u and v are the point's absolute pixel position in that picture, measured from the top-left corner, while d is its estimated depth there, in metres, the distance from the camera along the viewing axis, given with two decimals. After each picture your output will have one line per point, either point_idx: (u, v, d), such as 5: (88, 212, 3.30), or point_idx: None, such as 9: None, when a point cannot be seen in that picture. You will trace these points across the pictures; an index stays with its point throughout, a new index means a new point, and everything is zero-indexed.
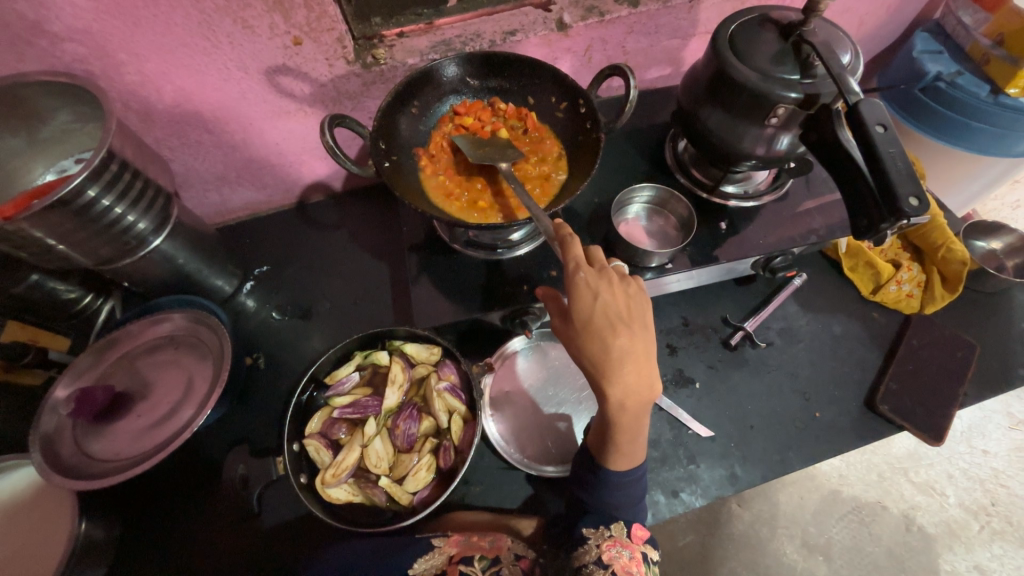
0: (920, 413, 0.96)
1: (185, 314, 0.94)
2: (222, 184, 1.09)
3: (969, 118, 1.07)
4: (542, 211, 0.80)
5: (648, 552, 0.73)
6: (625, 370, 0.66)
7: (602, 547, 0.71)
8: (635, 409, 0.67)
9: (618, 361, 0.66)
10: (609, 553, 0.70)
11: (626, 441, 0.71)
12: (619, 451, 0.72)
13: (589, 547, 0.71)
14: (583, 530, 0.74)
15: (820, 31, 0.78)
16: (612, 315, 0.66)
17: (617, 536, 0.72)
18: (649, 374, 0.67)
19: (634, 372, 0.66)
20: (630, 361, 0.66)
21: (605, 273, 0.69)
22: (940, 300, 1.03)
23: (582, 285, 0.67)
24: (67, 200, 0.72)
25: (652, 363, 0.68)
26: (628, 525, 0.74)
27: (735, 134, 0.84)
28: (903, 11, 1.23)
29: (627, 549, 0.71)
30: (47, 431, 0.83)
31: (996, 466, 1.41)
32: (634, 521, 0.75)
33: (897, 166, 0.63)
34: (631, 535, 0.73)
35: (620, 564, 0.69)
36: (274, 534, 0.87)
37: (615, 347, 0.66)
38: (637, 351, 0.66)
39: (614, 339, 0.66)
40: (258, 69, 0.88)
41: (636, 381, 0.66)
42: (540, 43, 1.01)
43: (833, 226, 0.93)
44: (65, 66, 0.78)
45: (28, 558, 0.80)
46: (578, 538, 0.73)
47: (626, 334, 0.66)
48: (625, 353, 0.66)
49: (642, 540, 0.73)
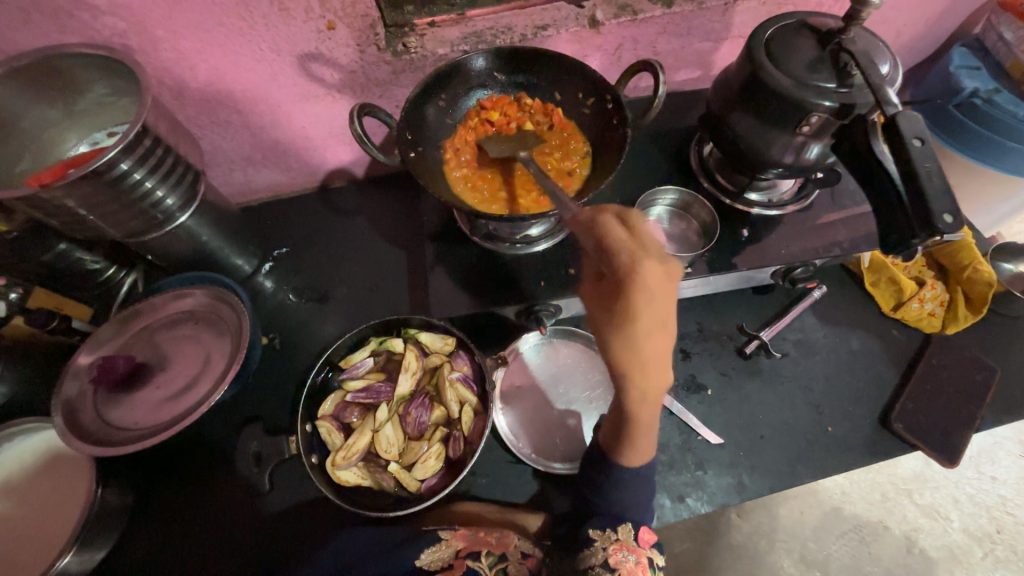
0: (935, 433, 0.95)
1: (206, 291, 0.95)
2: (248, 165, 1.10)
3: (1004, 138, 1.04)
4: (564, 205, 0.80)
5: (654, 557, 0.73)
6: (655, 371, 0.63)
7: (609, 551, 0.71)
8: (652, 407, 0.67)
9: (645, 366, 0.62)
10: (615, 557, 0.71)
11: (640, 437, 0.70)
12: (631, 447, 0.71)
13: (595, 551, 0.72)
14: (589, 531, 0.74)
15: (860, 40, 0.76)
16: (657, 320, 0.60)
17: (623, 540, 0.72)
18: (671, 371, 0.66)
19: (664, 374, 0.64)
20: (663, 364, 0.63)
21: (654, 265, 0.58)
22: (963, 320, 1.01)
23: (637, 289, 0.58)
24: (101, 171, 0.73)
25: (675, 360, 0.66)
26: (635, 528, 0.74)
27: (764, 140, 0.83)
28: (942, 23, 1.21)
29: (633, 553, 0.71)
30: (69, 397, 0.85)
31: (1004, 494, 1.38)
32: (641, 525, 0.75)
33: (933, 181, 0.61)
34: (638, 539, 0.73)
35: (625, 568, 0.70)
36: (284, 512, 0.89)
37: (647, 351, 0.61)
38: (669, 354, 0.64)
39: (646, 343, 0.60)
40: (291, 52, 0.89)
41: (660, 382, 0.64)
42: (571, 39, 1.00)
43: (857, 239, 0.92)
44: (105, 40, 0.80)
45: (41, 519, 0.83)
46: (583, 540, 0.74)
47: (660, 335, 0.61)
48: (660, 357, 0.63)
49: (648, 543, 0.74)
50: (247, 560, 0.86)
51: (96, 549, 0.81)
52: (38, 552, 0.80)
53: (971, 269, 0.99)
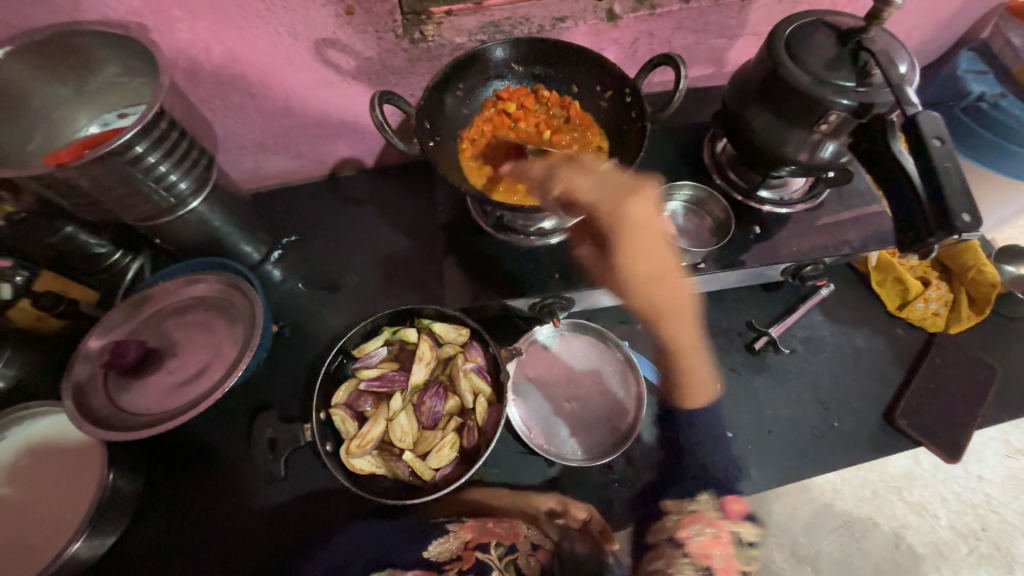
0: (938, 429, 0.98)
1: (219, 277, 0.95)
2: (258, 151, 1.09)
3: (1008, 141, 1.04)
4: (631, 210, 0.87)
5: (744, 530, 0.88)
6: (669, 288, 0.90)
7: (682, 521, 0.86)
8: (682, 314, 0.98)
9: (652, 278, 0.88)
10: (687, 531, 0.85)
11: (690, 367, 1.00)
12: (693, 390, 0.98)
13: (667, 521, 0.87)
14: (665, 502, 0.89)
15: (879, 38, 0.77)
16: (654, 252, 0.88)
17: (700, 512, 0.87)
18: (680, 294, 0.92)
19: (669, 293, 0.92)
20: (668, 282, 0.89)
21: (624, 201, 0.87)
22: (966, 320, 1.03)
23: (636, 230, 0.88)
24: (117, 152, 0.72)
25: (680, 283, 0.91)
26: (718, 499, 0.89)
27: (782, 138, 0.84)
28: (951, 27, 1.22)
29: (711, 528, 0.86)
30: (80, 379, 0.85)
31: (988, 493, 1.17)
32: (727, 497, 0.89)
33: (952, 181, 0.62)
34: (726, 512, 0.88)
35: (695, 539, 0.84)
36: (295, 501, 0.89)
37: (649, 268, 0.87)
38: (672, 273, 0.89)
39: (631, 253, 0.88)
40: (309, 37, 0.88)
41: (661, 285, 0.89)
42: (588, 32, 1.00)
43: (867, 238, 0.94)
44: (119, 18, 0.79)
45: (51, 505, 0.82)
46: (655, 501, 0.89)
47: (649, 243, 0.87)
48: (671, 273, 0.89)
49: (736, 514, 0.88)
50: (258, 546, 0.86)
51: (106, 535, 0.81)
52: (49, 536, 0.80)
53: (976, 269, 1.01)
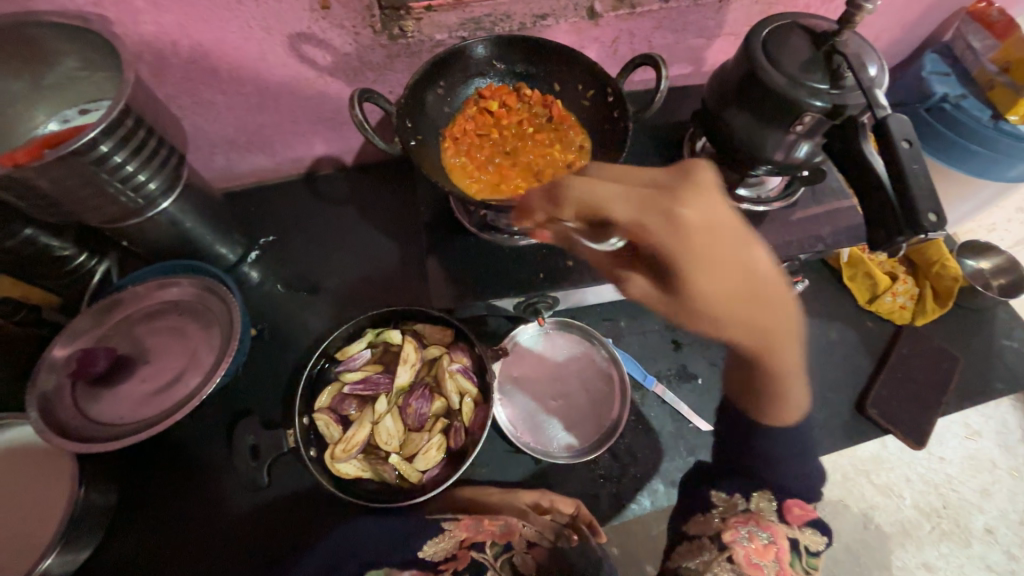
0: (904, 417, 1.03)
1: (193, 281, 0.91)
2: (231, 148, 1.05)
3: (969, 141, 1.08)
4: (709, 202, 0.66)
5: (802, 539, 0.80)
6: (771, 304, 0.65)
7: (729, 520, 0.81)
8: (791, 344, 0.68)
9: (737, 298, 0.65)
10: (734, 534, 0.78)
11: (789, 395, 0.79)
12: (777, 407, 0.81)
13: (713, 518, 0.82)
14: (714, 496, 0.85)
15: (852, 42, 0.79)
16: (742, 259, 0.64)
17: (751, 514, 0.81)
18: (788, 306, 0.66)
19: (778, 306, 0.65)
20: (768, 294, 0.65)
21: (665, 202, 0.66)
22: (931, 313, 1.08)
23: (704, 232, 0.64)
24: (80, 152, 0.69)
25: (779, 292, 0.65)
26: (773, 502, 0.84)
27: (759, 138, 0.85)
28: (916, 29, 1.26)
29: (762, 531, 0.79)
30: (45, 391, 0.81)
31: (950, 473, 1.21)
32: (789, 502, 0.84)
33: (919, 182, 0.65)
34: (781, 515, 0.82)
35: (741, 547, 0.76)
36: (278, 507, 0.87)
37: (727, 283, 0.64)
38: (766, 286, 0.65)
39: (702, 272, 0.64)
40: (283, 32, 0.85)
41: (744, 309, 0.65)
42: (569, 30, 1.00)
43: (839, 234, 0.97)
44: (78, 9, 0.75)
45: (16, 522, 0.78)
46: (702, 503, 0.85)
47: (723, 254, 0.64)
48: (767, 280, 0.65)
49: (796, 522, 0.82)
50: (242, 555, 0.84)
51: (80, 549, 0.78)
52: (16, 554, 0.76)
53: (939, 265, 1.06)
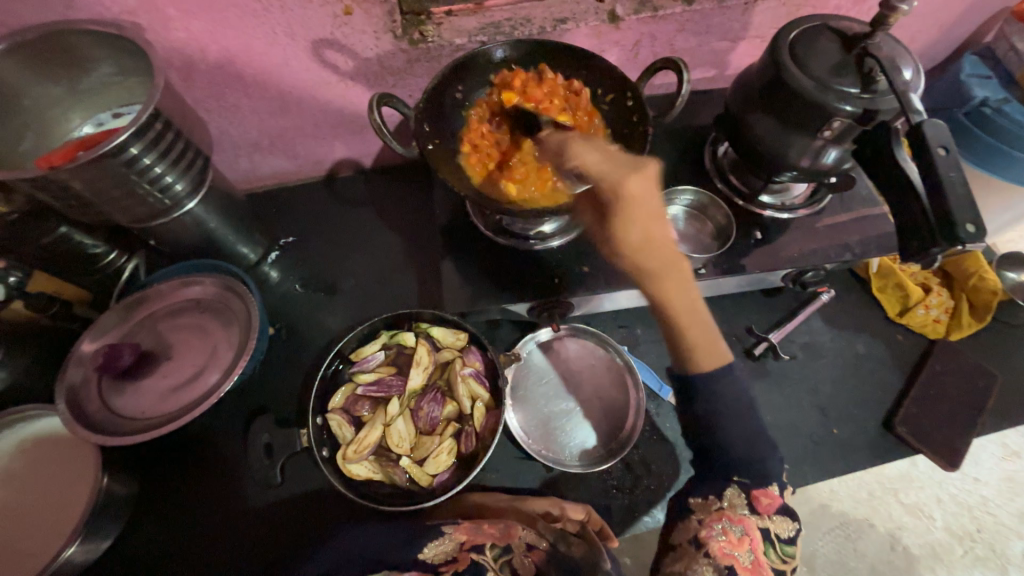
0: (936, 437, 0.98)
1: (215, 280, 0.94)
2: (255, 151, 1.08)
3: (1010, 147, 1.03)
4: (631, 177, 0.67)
5: (776, 529, 0.66)
6: (659, 269, 0.68)
7: (706, 522, 0.65)
8: (675, 293, 0.69)
9: (647, 256, 0.68)
10: (709, 530, 0.64)
11: (686, 332, 0.70)
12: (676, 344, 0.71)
13: (692, 520, 0.67)
14: (690, 500, 0.69)
15: (885, 45, 0.76)
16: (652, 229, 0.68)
17: (728, 509, 0.66)
18: (672, 262, 0.68)
19: (660, 264, 0.68)
20: (666, 264, 0.68)
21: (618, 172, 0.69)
22: (967, 327, 1.03)
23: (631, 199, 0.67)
24: (110, 154, 0.71)
25: (681, 266, 0.69)
26: (747, 492, 0.67)
27: (784, 144, 0.83)
28: (954, 30, 1.20)
29: (738, 525, 0.64)
30: (74, 383, 0.84)
31: (985, 495, 1.15)
32: (756, 489, 0.67)
33: (956, 189, 0.61)
34: (753, 508, 0.66)
35: (716, 543, 0.63)
36: (291, 504, 0.88)
37: (636, 236, 0.68)
38: (670, 264, 0.68)
39: (622, 225, 0.68)
40: (306, 37, 0.87)
41: (657, 265, 0.68)
42: (589, 33, 0.99)
43: (868, 243, 0.93)
44: (113, 17, 0.78)
45: (43, 510, 0.81)
46: (680, 510, 0.70)
47: (651, 222, 0.68)
48: (669, 254, 0.68)
49: (768, 512, 0.66)
50: (255, 550, 0.85)
51: (101, 539, 0.81)
52: (43, 541, 0.79)
53: (977, 276, 1.01)
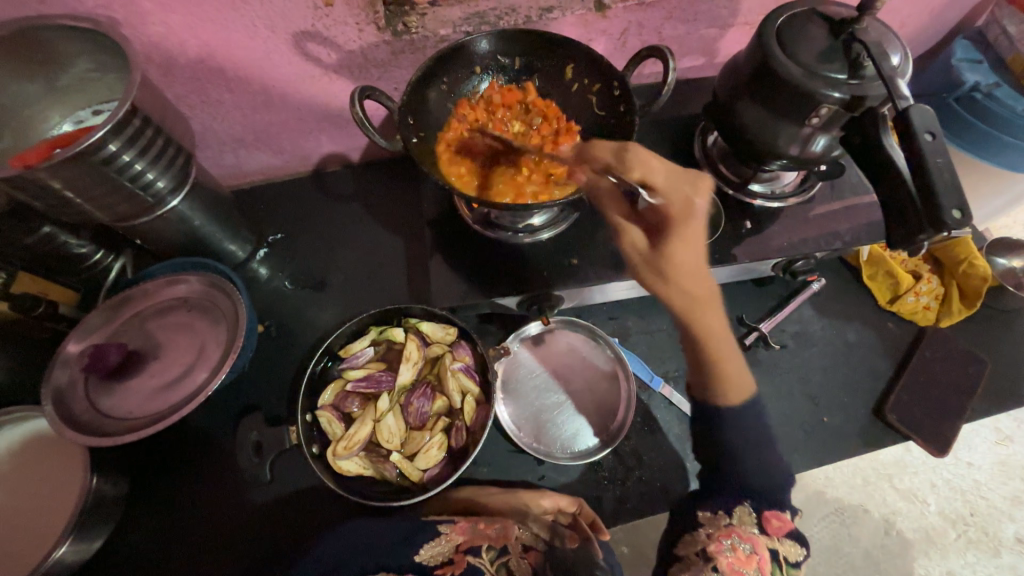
0: (927, 423, 0.99)
1: (200, 278, 0.93)
2: (240, 147, 1.06)
3: (1002, 132, 1.02)
4: (697, 197, 0.71)
5: (785, 552, 0.68)
6: (702, 300, 0.69)
7: (716, 537, 0.68)
8: (713, 329, 0.70)
9: (697, 285, 0.69)
10: (718, 546, 0.67)
11: (722, 363, 0.72)
12: (710, 376, 0.73)
13: (699, 534, 0.69)
14: (698, 513, 0.71)
15: (872, 29, 0.75)
16: (699, 260, 0.69)
17: (735, 527, 0.69)
18: (709, 289, 0.70)
19: (702, 289, 0.69)
20: (705, 294, 0.69)
21: (685, 190, 0.71)
22: (957, 314, 1.03)
23: (696, 225, 0.69)
24: (88, 152, 0.70)
25: (715, 299, 0.70)
26: (758, 514, 0.69)
27: (772, 132, 0.82)
28: (947, 14, 1.19)
29: (747, 542, 0.67)
30: (59, 384, 0.84)
31: (978, 479, 1.16)
32: (768, 510, 0.70)
33: (942, 176, 0.60)
34: (763, 528, 0.68)
35: (725, 559, 0.65)
36: (283, 500, 0.88)
37: (687, 262, 0.69)
38: (709, 295, 0.70)
39: (680, 243, 0.69)
40: (287, 30, 0.85)
41: (701, 295, 0.69)
42: (576, 22, 0.98)
43: (858, 231, 0.92)
44: (88, 11, 0.76)
45: (33, 510, 0.81)
46: (690, 520, 0.72)
47: (697, 249, 0.69)
48: (709, 286, 0.70)
49: (777, 534, 0.68)
50: (248, 547, 0.86)
51: (92, 539, 0.81)
52: (33, 542, 0.79)
53: (967, 263, 1.01)
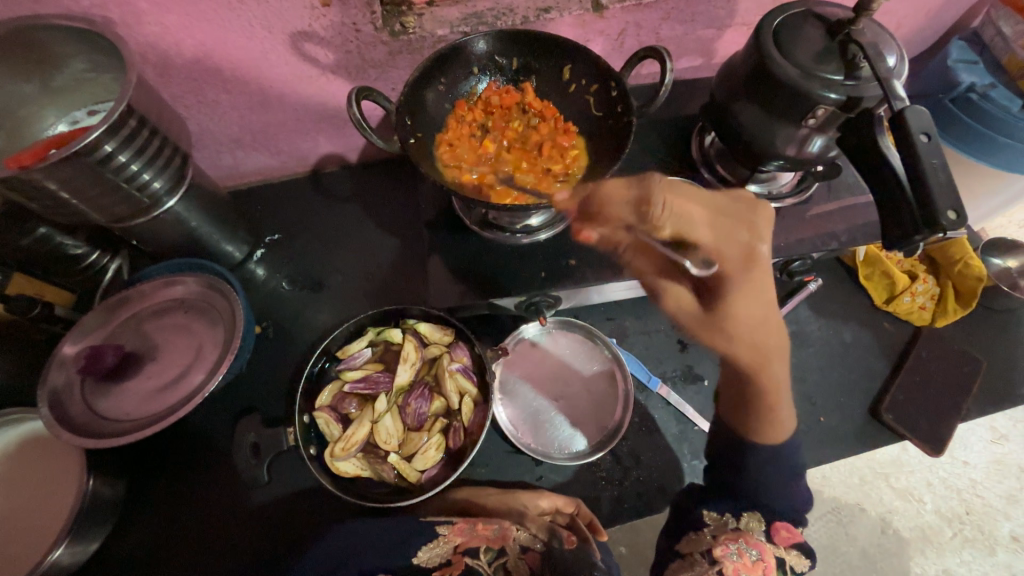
0: (922, 422, 0.99)
1: (198, 279, 0.93)
2: (237, 147, 1.06)
3: (997, 133, 1.03)
4: (756, 242, 0.71)
5: (792, 562, 0.70)
6: (764, 345, 0.70)
7: (721, 540, 0.71)
8: (774, 372, 0.71)
9: (757, 332, 0.70)
10: (723, 549, 0.69)
11: (778, 407, 0.72)
12: (764, 418, 0.73)
13: (705, 535, 0.72)
14: (703, 513, 0.75)
15: (868, 30, 0.75)
16: (759, 305, 0.70)
17: (741, 531, 0.71)
18: (770, 337, 0.70)
19: (763, 336, 0.70)
20: (767, 341, 0.70)
21: (739, 238, 0.72)
22: (952, 314, 1.03)
23: (754, 272, 0.70)
24: (84, 152, 0.70)
25: (779, 345, 0.71)
26: (764, 523, 0.72)
27: (768, 133, 0.82)
28: (942, 15, 1.20)
29: (753, 548, 0.69)
30: (56, 386, 0.83)
31: (974, 477, 1.17)
32: (777, 522, 0.72)
33: (938, 177, 0.61)
34: (770, 536, 0.71)
35: (731, 563, 0.67)
36: (281, 501, 0.88)
37: (750, 310, 0.69)
38: (770, 341, 0.70)
39: (739, 291, 0.70)
40: (284, 30, 0.85)
41: (763, 342, 0.70)
42: (574, 23, 0.98)
43: (855, 231, 0.93)
44: (83, 11, 0.76)
45: (29, 513, 0.81)
46: (693, 523, 0.76)
47: (758, 295, 0.70)
48: (770, 332, 0.70)
49: (785, 544, 0.71)
50: (246, 548, 0.86)
51: (89, 541, 0.80)
52: (29, 545, 0.79)
53: (962, 263, 1.01)
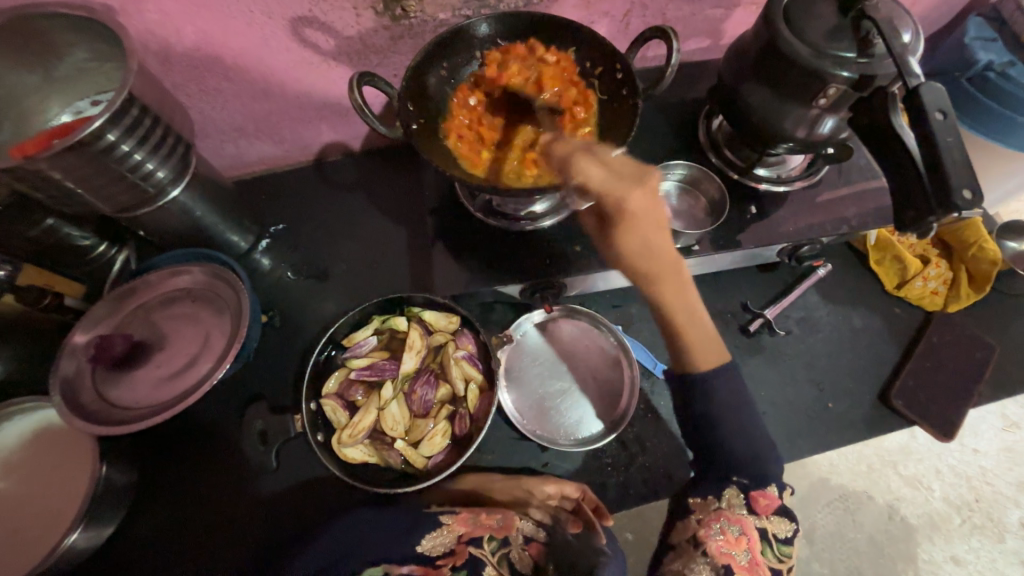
0: (933, 408, 0.98)
1: (204, 269, 0.93)
2: (240, 136, 1.06)
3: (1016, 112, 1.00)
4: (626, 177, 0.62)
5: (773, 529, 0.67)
6: (661, 284, 0.66)
7: (706, 521, 0.67)
8: (676, 297, 0.67)
9: (647, 264, 0.65)
10: (707, 530, 0.66)
11: (685, 332, 0.70)
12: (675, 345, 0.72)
13: (691, 521, 0.69)
14: (690, 501, 0.71)
15: (882, 5, 0.73)
16: (652, 249, 0.64)
17: (725, 509, 0.67)
18: (665, 267, 0.65)
19: (658, 278, 0.66)
20: (662, 276, 0.66)
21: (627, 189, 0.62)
22: (964, 299, 1.02)
23: (635, 224, 0.63)
24: (87, 141, 0.70)
25: (679, 276, 0.66)
26: (744, 493, 0.68)
27: (778, 114, 0.80)
28: None
29: (734, 524, 0.66)
30: (67, 375, 0.85)
31: (984, 465, 1.15)
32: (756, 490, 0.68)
33: (953, 156, 0.59)
34: (751, 508, 0.67)
35: (715, 543, 0.64)
36: (290, 487, 0.90)
37: (638, 249, 0.65)
38: (664, 270, 0.65)
39: (625, 235, 0.64)
40: (284, 16, 0.84)
41: (657, 276, 0.65)
42: (578, 5, 0.96)
43: (866, 215, 0.91)
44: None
45: (45, 498, 0.82)
46: (683, 510, 0.72)
47: (653, 249, 0.64)
48: (664, 265, 0.65)
49: (766, 513, 0.67)
50: (257, 533, 0.87)
51: (103, 525, 0.82)
52: (46, 529, 0.80)
53: (976, 248, 0.99)
